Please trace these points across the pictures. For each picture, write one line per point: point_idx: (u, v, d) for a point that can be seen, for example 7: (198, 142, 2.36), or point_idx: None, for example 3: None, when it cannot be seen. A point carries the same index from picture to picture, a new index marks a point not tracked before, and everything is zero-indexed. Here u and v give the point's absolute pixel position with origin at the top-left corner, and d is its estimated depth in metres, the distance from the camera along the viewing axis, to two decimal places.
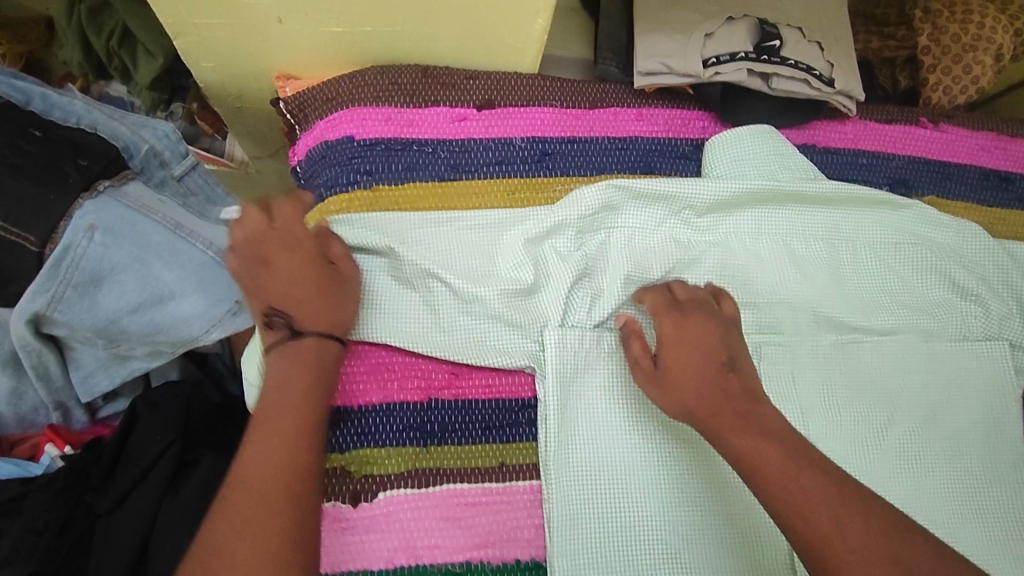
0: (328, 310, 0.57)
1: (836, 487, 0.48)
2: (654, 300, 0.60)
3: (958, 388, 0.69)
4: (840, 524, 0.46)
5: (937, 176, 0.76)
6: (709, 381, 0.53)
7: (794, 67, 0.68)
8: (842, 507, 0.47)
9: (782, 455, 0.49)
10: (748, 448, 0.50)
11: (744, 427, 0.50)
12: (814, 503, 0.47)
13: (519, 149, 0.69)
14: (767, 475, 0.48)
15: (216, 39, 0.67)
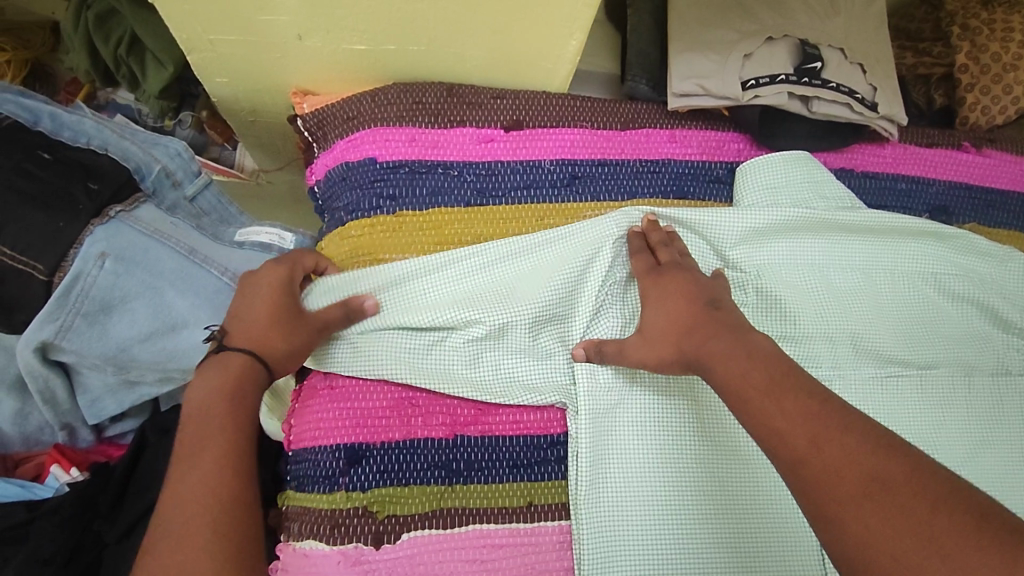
0: (270, 341, 0.55)
1: (825, 411, 0.43)
2: (643, 262, 0.60)
3: (1002, 425, 0.66)
4: (821, 439, 0.42)
5: (978, 202, 0.73)
6: (675, 331, 0.53)
7: (836, 90, 0.66)
8: (831, 429, 0.42)
9: (764, 375, 0.47)
10: (730, 375, 0.48)
11: (725, 354, 0.49)
12: (796, 424, 0.43)
13: (548, 172, 0.66)
14: (744, 398, 0.47)
15: (233, 55, 0.64)
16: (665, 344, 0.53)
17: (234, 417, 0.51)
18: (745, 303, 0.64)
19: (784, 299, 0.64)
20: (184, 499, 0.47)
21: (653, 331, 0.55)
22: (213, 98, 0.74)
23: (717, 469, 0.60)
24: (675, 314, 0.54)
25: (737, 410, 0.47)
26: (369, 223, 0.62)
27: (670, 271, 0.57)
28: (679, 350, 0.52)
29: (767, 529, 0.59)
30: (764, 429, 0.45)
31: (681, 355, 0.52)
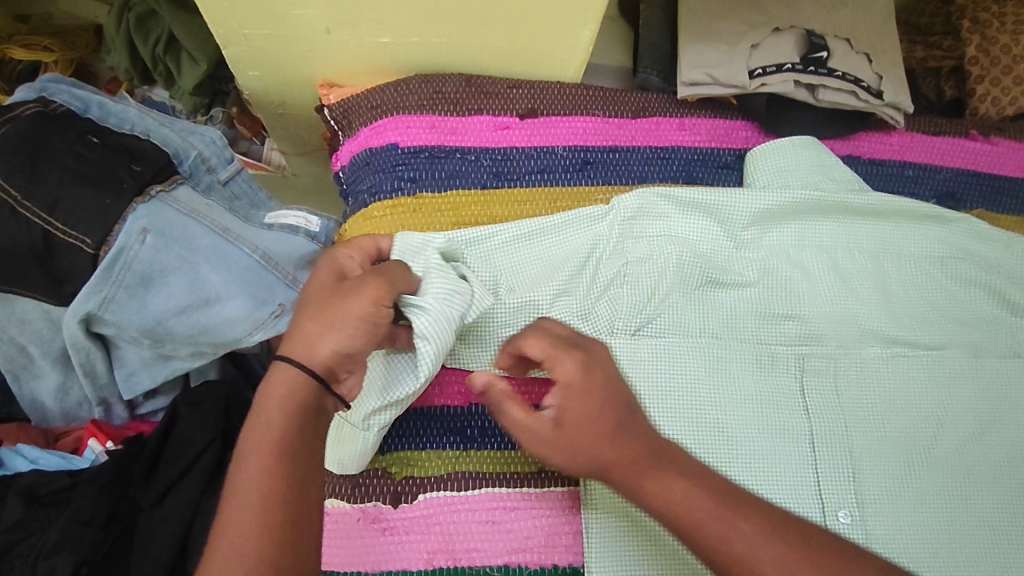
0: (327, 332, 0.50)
1: (771, 532, 0.48)
2: (538, 347, 0.53)
3: (1011, 406, 0.67)
4: (767, 568, 0.46)
5: (986, 189, 0.74)
6: (607, 451, 0.50)
7: (842, 79, 0.68)
8: (779, 553, 0.47)
9: (698, 499, 0.49)
10: (671, 501, 0.49)
11: (658, 478, 0.50)
12: (747, 553, 0.47)
13: (561, 158, 0.69)
14: (688, 527, 0.48)
15: (265, 48, 0.68)
16: (597, 465, 0.50)
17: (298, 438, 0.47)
18: (751, 284, 0.66)
19: (788, 280, 0.67)
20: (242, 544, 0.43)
21: (578, 442, 0.51)
22: (245, 91, 0.78)
23: (721, 448, 0.62)
24: (601, 428, 0.51)
25: (678, 535, 0.49)
26: (391, 204, 0.66)
27: (570, 366, 0.52)
28: (609, 470, 0.50)
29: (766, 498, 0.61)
30: (710, 555, 0.48)
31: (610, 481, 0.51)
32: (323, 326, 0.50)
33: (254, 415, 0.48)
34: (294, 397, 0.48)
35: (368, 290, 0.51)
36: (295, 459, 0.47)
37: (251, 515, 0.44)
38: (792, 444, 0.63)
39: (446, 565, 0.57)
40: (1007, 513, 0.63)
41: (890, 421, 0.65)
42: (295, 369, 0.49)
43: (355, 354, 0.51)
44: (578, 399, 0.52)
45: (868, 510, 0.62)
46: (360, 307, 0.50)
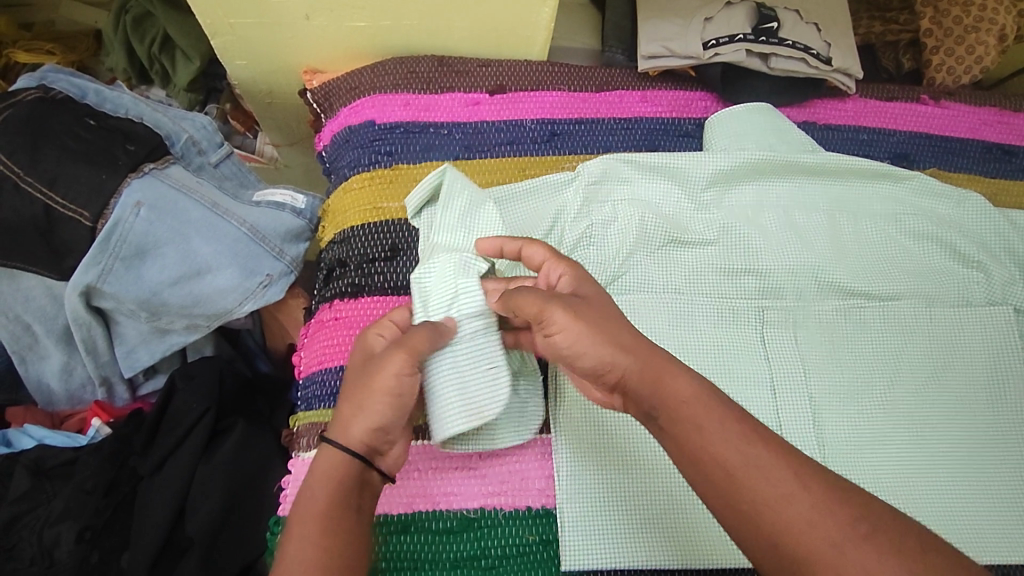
0: (358, 416, 0.51)
1: (776, 447, 0.45)
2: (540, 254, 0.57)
3: (966, 353, 0.69)
4: (761, 471, 0.44)
5: (938, 149, 0.77)
6: (626, 335, 0.50)
7: (792, 47, 0.72)
8: (779, 464, 0.44)
9: (708, 403, 0.47)
10: (683, 395, 0.47)
11: (671, 374, 0.48)
12: (748, 458, 0.44)
13: (529, 129, 0.73)
14: (694, 425, 0.46)
15: (250, 37, 0.73)
16: (614, 344, 0.50)
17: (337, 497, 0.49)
18: (712, 242, 0.70)
19: (748, 237, 0.70)
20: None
21: (594, 324, 0.50)
22: (235, 81, 0.83)
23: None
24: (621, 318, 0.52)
25: (684, 432, 0.46)
26: (368, 175, 0.70)
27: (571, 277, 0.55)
28: (625, 355, 0.49)
29: None
30: (704, 456, 0.45)
31: (619, 370, 0.49)
32: (356, 408, 0.51)
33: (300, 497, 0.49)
34: (337, 476, 0.49)
35: (391, 362, 0.51)
36: (340, 525, 0.48)
37: (312, 544, 0.46)
38: (752, 390, 0.65)
39: (424, 509, 0.60)
40: (961, 451, 0.66)
41: (850, 368, 0.67)
42: (339, 452, 0.50)
43: (386, 426, 0.51)
44: (596, 298, 0.53)
45: (829, 453, 0.64)
46: (387, 383, 0.51)
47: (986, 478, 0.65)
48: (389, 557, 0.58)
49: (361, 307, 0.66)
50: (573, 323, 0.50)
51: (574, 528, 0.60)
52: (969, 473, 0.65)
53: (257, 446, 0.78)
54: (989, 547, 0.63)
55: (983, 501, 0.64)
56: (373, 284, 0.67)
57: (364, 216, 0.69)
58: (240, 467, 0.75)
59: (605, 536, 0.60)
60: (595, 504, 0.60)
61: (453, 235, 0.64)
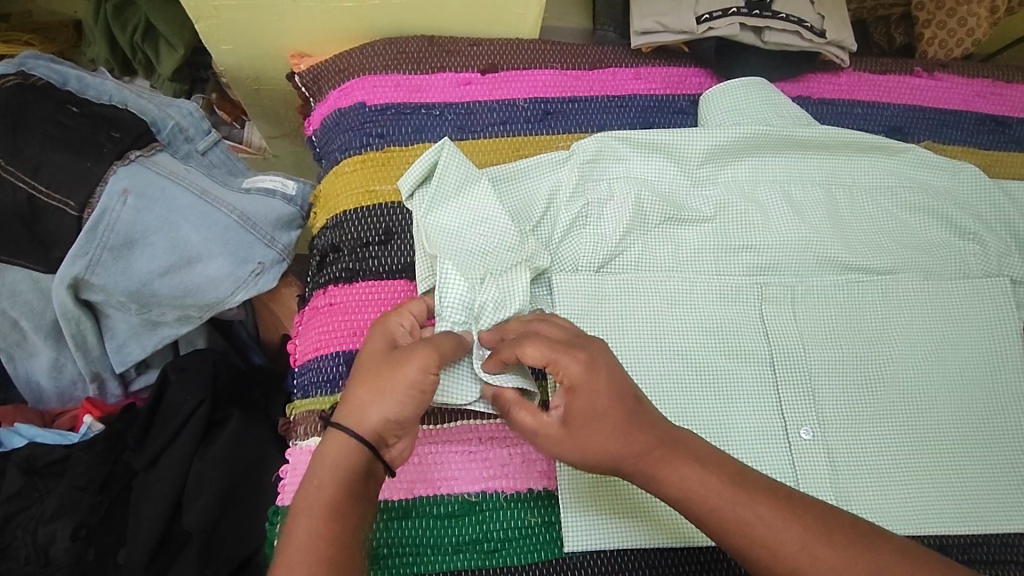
0: (374, 407, 0.50)
1: (783, 507, 0.47)
2: (539, 352, 0.49)
3: (965, 325, 0.68)
4: (772, 545, 0.46)
5: (932, 122, 0.77)
6: (612, 437, 0.48)
7: (785, 20, 0.70)
8: (789, 528, 0.46)
9: (716, 484, 0.48)
10: (685, 486, 0.48)
11: (671, 463, 0.48)
12: (756, 535, 0.46)
13: (522, 109, 0.72)
14: (705, 511, 0.47)
15: (236, 19, 0.72)
16: (607, 451, 0.49)
17: (354, 483, 0.49)
18: (710, 219, 0.69)
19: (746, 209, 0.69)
20: (314, 566, 0.45)
21: (579, 446, 0.49)
22: (220, 67, 0.82)
23: (681, 371, 0.64)
24: (605, 424, 0.48)
25: (703, 521, 0.48)
26: (360, 158, 0.69)
27: (569, 379, 0.49)
28: (622, 457, 0.49)
29: (730, 420, 0.63)
30: (722, 534, 0.47)
31: (619, 467, 0.49)
32: (373, 394, 0.50)
33: (308, 480, 0.49)
34: (348, 465, 0.49)
35: (415, 358, 0.50)
36: (355, 511, 0.49)
37: (316, 531, 0.47)
38: (752, 366, 0.65)
39: (425, 495, 0.59)
40: (958, 423, 0.66)
41: (851, 342, 0.67)
42: (350, 437, 0.50)
43: (401, 420, 0.51)
44: (579, 405, 0.49)
45: (829, 428, 0.64)
46: (410, 380, 0.50)
47: (982, 450, 0.65)
48: (389, 543, 0.58)
49: (355, 293, 0.65)
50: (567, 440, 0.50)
51: (576, 506, 0.59)
52: (967, 445, 0.65)
53: (252, 437, 0.76)
54: (987, 514, 0.63)
55: (980, 474, 0.64)
56: (367, 268, 0.66)
57: (356, 200, 0.68)
58: (236, 459, 0.74)
59: (605, 516, 0.59)
60: (595, 485, 0.59)
61: (444, 208, 0.64)
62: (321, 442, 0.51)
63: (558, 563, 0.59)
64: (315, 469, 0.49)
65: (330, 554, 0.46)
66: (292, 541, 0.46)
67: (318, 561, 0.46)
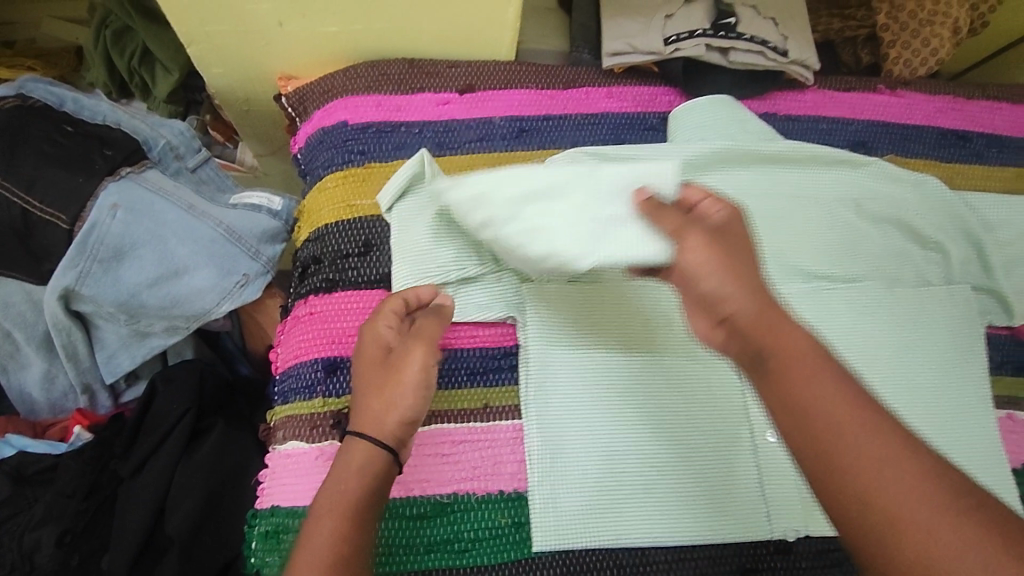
0: (388, 411, 0.54)
1: (896, 439, 0.41)
2: (697, 194, 0.54)
3: (928, 332, 0.70)
4: (880, 466, 0.40)
5: (895, 136, 0.79)
6: (762, 298, 0.47)
7: (748, 41, 0.74)
8: (904, 454, 0.41)
9: (842, 398, 0.43)
10: (801, 385, 0.44)
11: (808, 361, 0.44)
12: (861, 448, 0.41)
13: (498, 126, 0.75)
14: (809, 415, 0.43)
15: (226, 43, 0.76)
16: (743, 289, 0.47)
17: (374, 489, 0.52)
18: None
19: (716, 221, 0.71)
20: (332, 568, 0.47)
21: (728, 262, 0.48)
22: (212, 89, 0.85)
23: (649, 377, 0.65)
24: (749, 271, 0.48)
25: (802, 429, 0.43)
26: (342, 174, 0.72)
27: (719, 213, 0.52)
28: (736, 313, 0.46)
29: (697, 422, 0.65)
30: (831, 443, 0.42)
31: (732, 316, 0.47)
32: (387, 402, 0.54)
33: (331, 485, 0.52)
34: (369, 469, 0.52)
35: (417, 357, 0.56)
36: (373, 514, 0.51)
37: (335, 534, 0.49)
38: (721, 371, 0.67)
39: (397, 497, 0.61)
40: (928, 427, 0.67)
41: (819, 348, 0.68)
42: (371, 445, 0.53)
43: (415, 420, 0.55)
44: (731, 235, 0.50)
45: None
46: (415, 378, 0.56)
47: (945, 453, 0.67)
48: None
49: (335, 302, 0.67)
50: (704, 251, 0.48)
51: (545, 512, 0.61)
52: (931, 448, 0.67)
53: (235, 445, 0.78)
54: None
55: None
56: (347, 278, 0.68)
57: (338, 214, 0.71)
58: (220, 466, 0.76)
59: (573, 519, 0.61)
60: (565, 489, 0.61)
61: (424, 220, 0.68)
62: (338, 452, 0.54)
63: (526, 564, 0.60)
64: (337, 476, 0.52)
65: (350, 554, 0.48)
66: (310, 544, 0.48)
67: (336, 563, 0.48)
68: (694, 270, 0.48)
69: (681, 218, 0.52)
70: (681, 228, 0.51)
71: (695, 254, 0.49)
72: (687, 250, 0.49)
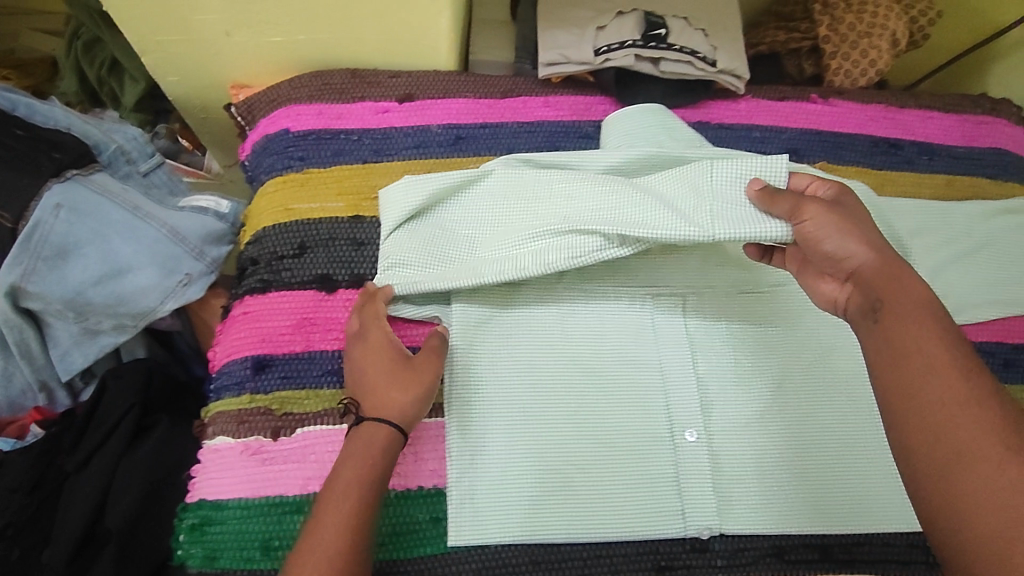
0: (400, 405, 0.61)
1: (976, 385, 0.47)
2: (805, 181, 0.64)
3: (844, 334, 0.73)
4: (958, 406, 0.46)
5: (827, 144, 0.81)
6: (893, 258, 0.54)
7: (678, 51, 0.76)
8: (961, 396, 0.46)
9: (937, 349, 0.48)
10: (916, 335, 0.49)
11: (922, 313, 0.50)
12: (930, 391, 0.47)
13: (435, 134, 0.77)
14: (917, 357, 0.49)
15: (176, 53, 0.79)
16: (859, 252, 0.54)
17: (381, 472, 0.58)
18: None
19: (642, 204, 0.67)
20: (342, 542, 0.53)
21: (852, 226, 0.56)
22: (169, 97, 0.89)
23: (558, 377, 0.68)
24: (871, 237, 0.55)
25: (893, 368, 0.49)
26: (282, 179, 0.74)
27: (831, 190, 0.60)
28: (863, 265, 0.54)
29: (615, 420, 0.67)
30: (909, 384, 0.48)
31: (858, 272, 0.54)
32: (401, 397, 0.61)
33: (348, 464, 0.57)
34: (383, 456, 0.58)
35: (431, 364, 0.63)
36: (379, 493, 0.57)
37: (346, 511, 0.55)
38: (645, 371, 0.70)
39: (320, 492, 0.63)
40: (841, 427, 0.69)
41: (739, 350, 0.71)
42: (386, 433, 0.59)
43: (418, 415, 0.62)
44: (848, 212, 0.58)
45: (715, 433, 0.68)
46: (426, 381, 0.62)
47: (861, 452, 0.69)
48: (281, 536, 0.62)
49: (268, 302, 0.69)
50: (825, 215, 0.56)
51: (462, 505, 0.63)
52: (846, 448, 0.69)
53: (179, 441, 0.80)
54: (863, 513, 0.67)
55: (856, 475, 0.68)
56: (281, 279, 0.70)
57: (276, 218, 0.73)
58: (162, 462, 0.78)
59: (490, 512, 0.63)
60: (483, 482, 0.64)
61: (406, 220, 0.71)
62: (352, 434, 0.60)
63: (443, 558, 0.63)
64: (353, 457, 0.58)
65: (356, 528, 0.54)
66: (322, 519, 0.54)
67: (347, 536, 0.54)
68: (817, 233, 0.57)
69: (793, 196, 0.60)
70: (797, 203, 0.58)
71: (816, 223, 0.56)
72: (810, 221, 0.57)
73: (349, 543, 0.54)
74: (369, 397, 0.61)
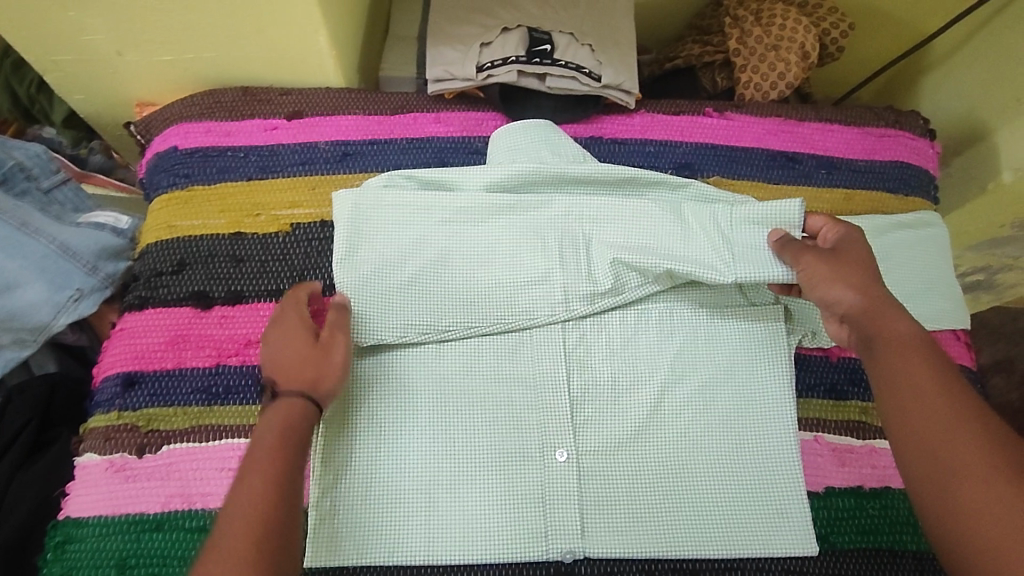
0: (311, 378, 0.58)
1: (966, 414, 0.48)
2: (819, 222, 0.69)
3: (728, 352, 0.71)
4: (950, 437, 0.47)
5: (723, 158, 0.80)
6: (881, 295, 0.57)
7: (562, 67, 0.76)
8: (957, 425, 0.48)
9: (931, 382, 0.50)
10: (906, 371, 0.52)
11: (911, 347, 0.53)
12: (918, 423, 0.49)
13: (323, 151, 0.77)
14: (907, 394, 0.51)
15: (73, 73, 0.80)
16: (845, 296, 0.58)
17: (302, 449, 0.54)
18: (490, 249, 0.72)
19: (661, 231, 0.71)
20: (251, 514, 0.48)
21: (842, 271, 0.59)
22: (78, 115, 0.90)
23: (432, 392, 0.68)
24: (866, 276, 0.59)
25: (889, 406, 0.51)
26: (166, 197, 0.75)
27: (836, 235, 0.65)
28: (855, 307, 0.57)
29: (485, 442, 0.66)
30: (904, 420, 0.50)
31: (849, 314, 0.58)
32: (313, 370, 0.59)
33: (256, 444, 0.53)
34: (295, 430, 0.55)
35: (340, 343, 0.61)
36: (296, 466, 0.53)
37: (255, 484, 0.50)
38: (520, 390, 0.69)
39: (179, 509, 0.63)
40: (718, 447, 0.68)
41: (621, 369, 0.70)
42: (295, 406, 0.56)
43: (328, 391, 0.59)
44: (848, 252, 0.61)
45: (585, 452, 0.67)
46: (337, 358, 0.60)
47: (737, 474, 0.67)
48: (139, 554, 0.62)
49: (144, 319, 0.70)
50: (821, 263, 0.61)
51: (320, 525, 0.62)
52: (722, 469, 0.67)
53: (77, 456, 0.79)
54: (737, 536, 0.65)
55: (731, 497, 0.66)
56: (157, 296, 0.71)
57: (157, 235, 0.74)
58: (57, 477, 0.77)
59: (350, 530, 0.63)
60: (347, 501, 0.63)
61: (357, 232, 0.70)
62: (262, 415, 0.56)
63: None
64: (264, 435, 0.54)
65: (269, 503, 0.49)
66: (234, 497, 0.50)
67: (256, 509, 0.49)
68: (814, 281, 0.61)
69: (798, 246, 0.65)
70: (798, 253, 0.64)
71: (813, 273, 0.61)
72: (809, 265, 0.62)
73: (263, 515, 0.49)
74: (279, 372, 0.58)
